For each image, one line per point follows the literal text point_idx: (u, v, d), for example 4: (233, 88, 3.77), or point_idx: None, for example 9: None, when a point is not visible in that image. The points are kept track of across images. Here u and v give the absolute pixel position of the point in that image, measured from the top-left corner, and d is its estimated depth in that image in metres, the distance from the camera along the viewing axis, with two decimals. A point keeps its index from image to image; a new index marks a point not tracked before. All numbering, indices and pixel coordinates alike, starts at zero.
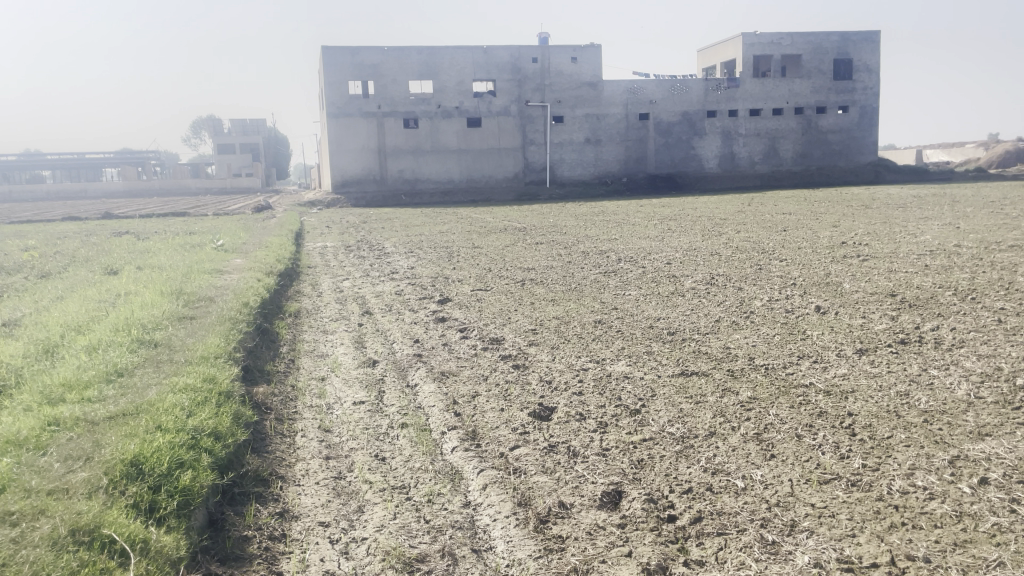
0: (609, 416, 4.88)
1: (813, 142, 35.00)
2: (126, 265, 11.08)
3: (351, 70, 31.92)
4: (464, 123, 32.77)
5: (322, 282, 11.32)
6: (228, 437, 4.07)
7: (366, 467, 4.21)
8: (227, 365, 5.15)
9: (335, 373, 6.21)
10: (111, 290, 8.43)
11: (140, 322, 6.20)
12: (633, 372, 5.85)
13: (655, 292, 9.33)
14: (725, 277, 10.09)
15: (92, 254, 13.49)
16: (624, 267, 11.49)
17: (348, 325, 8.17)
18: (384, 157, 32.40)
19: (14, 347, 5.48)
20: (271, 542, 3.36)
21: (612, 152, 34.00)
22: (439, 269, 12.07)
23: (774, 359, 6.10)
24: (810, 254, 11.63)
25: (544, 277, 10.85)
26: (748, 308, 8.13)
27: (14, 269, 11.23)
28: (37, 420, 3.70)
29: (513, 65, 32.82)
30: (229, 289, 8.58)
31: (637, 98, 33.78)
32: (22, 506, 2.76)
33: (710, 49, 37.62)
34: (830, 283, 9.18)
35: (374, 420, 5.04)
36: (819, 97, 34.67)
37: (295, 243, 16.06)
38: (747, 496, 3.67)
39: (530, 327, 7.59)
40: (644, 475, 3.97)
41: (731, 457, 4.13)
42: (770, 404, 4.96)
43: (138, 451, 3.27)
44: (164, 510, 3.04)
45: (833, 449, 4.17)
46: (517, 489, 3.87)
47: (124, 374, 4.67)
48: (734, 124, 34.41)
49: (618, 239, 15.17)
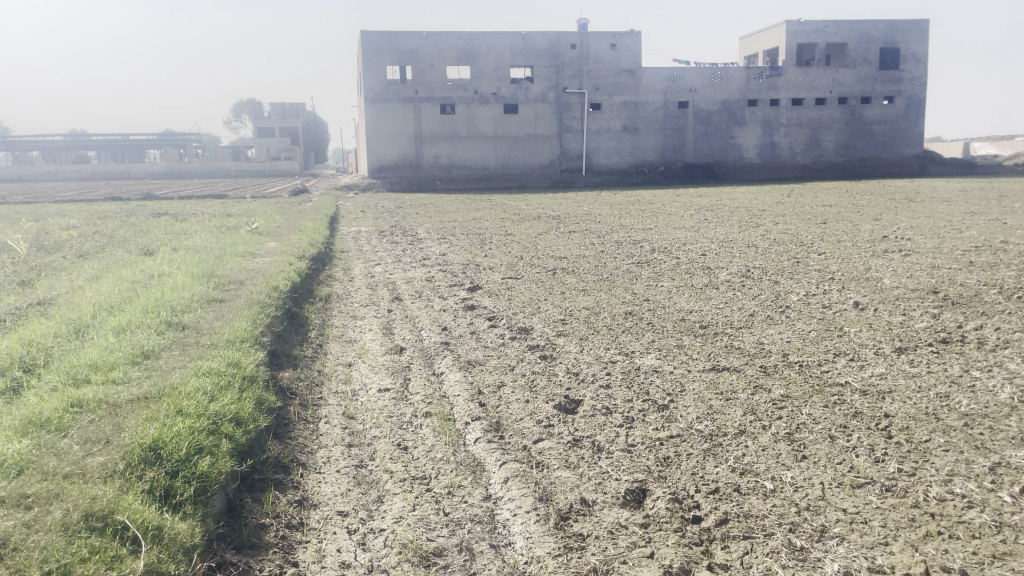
0: (635, 412, 4.78)
1: (856, 133, 34.29)
2: (162, 246, 11.19)
3: (390, 55, 31.95)
4: (501, 110, 32.63)
5: (354, 267, 11.34)
6: (250, 423, 4.04)
7: (387, 456, 4.17)
8: (253, 350, 5.14)
9: (361, 360, 6.19)
10: (146, 271, 8.50)
11: (170, 304, 6.22)
12: (663, 366, 5.74)
13: (688, 284, 9.18)
14: (762, 270, 9.89)
15: (130, 234, 13.65)
16: (658, 258, 11.33)
17: (377, 310, 8.17)
18: (420, 143, 32.47)
19: (46, 326, 5.54)
20: (288, 531, 3.33)
21: (650, 140, 33.62)
22: (471, 256, 12.01)
23: (809, 355, 5.95)
24: (851, 247, 11.35)
25: (576, 267, 10.74)
26: (784, 302, 7.95)
27: (54, 249, 11.41)
28: (61, 401, 3.71)
29: (551, 51, 32.52)
30: (260, 273, 8.60)
31: (676, 86, 33.29)
32: (38, 489, 2.75)
33: (752, 37, 36.94)
34: (870, 278, 8.95)
35: (398, 407, 5.01)
36: (863, 87, 33.90)
37: (329, 227, 16.12)
38: (776, 499, 3.55)
39: (559, 318, 7.49)
40: (670, 473, 3.87)
41: (760, 457, 4.02)
42: (803, 403, 4.82)
43: (157, 436, 3.26)
44: (180, 496, 3.02)
45: (868, 451, 4.02)
46: (538, 484, 3.80)
47: (150, 356, 4.69)
48: (776, 114, 33.82)
49: (653, 229, 14.99)
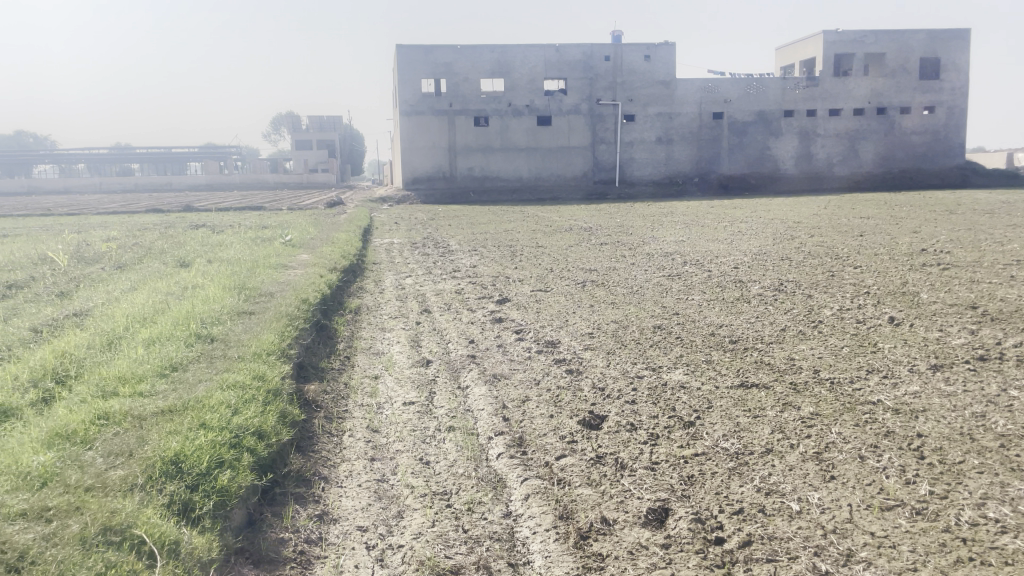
0: (661, 428, 4.72)
1: (896, 144, 33.76)
2: (197, 258, 11.38)
3: (424, 68, 32.23)
4: (534, 122, 32.70)
5: (385, 279, 11.42)
6: (273, 436, 4.07)
7: (409, 471, 4.16)
8: (279, 363, 5.19)
9: (387, 372, 6.21)
10: (180, 283, 8.64)
11: (200, 316, 6.31)
12: (690, 382, 5.67)
13: (719, 298, 9.08)
14: (795, 284, 9.76)
15: (167, 246, 13.90)
16: (689, 270, 11.24)
17: (406, 322, 8.21)
18: (454, 155, 32.68)
19: (81, 337, 5.65)
20: (307, 546, 3.33)
21: (685, 151, 33.42)
22: (501, 268, 12.03)
23: (841, 372, 5.83)
24: (888, 261, 11.14)
25: (606, 279, 10.69)
26: (816, 317, 7.82)
27: (93, 260, 11.64)
28: (88, 412, 3.78)
29: (585, 63, 32.52)
30: (290, 285, 8.69)
31: (711, 97, 33.07)
32: (58, 502, 2.79)
33: (789, 47, 36.59)
34: (906, 292, 8.78)
35: (423, 421, 5.01)
36: (903, 97, 33.38)
37: (362, 239, 16.27)
38: (802, 520, 3.47)
39: (587, 331, 7.45)
40: (694, 492, 3.81)
41: (787, 477, 3.93)
42: (833, 422, 4.72)
43: (179, 450, 3.31)
44: (199, 510, 3.06)
45: (898, 472, 3.92)
46: (559, 502, 3.77)
47: (178, 369, 4.75)
48: (813, 125, 33.42)
49: (685, 241, 14.88)
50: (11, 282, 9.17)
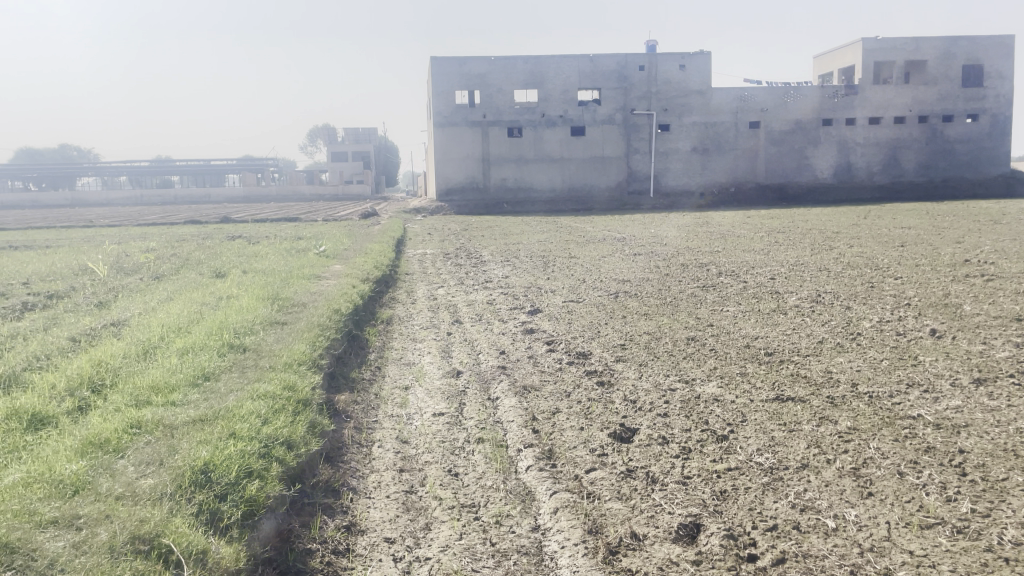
0: (693, 442, 4.64)
1: (937, 153, 33.15)
2: (232, 268, 11.53)
3: (458, 80, 32.43)
4: (568, 132, 32.69)
5: (417, 289, 11.46)
6: (302, 446, 4.09)
7: (438, 483, 4.15)
8: (309, 372, 5.21)
9: (418, 383, 6.21)
10: (215, 293, 8.75)
11: (233, 326, 6.36)
12: (724, 395, 5.57)
13: (755, 309, 8.96)
14: (833, 295, 9.60)
15: (204, 257, 14.11)
16: (724, 281, 11.11)
17: (437, 333, 8.22)
18: (487, 166, 32.81)
19: (117, 346, 5.74)
20: (334, 557, 3.32)
21: (720, 161, 33.14)
22: (534, 279, 12.01)
23: (879, 386, 5.69)
24: (930, 272, 10.91)
25: (639, 290, 10.60)
26: (855, 329, 7.67)
27: (132, 271, 11.85)
28: (121, 421, 3.83)
29: (619, 73, 32.43)
30: (323, 295, 8.76)
31: (747, 106, 32.76)
32: (89, 510, 2.82)
33: (827, 56, 36.16)
34: (948, 304, 8.57)
35: (452, 432, 4.99)
36: (945, 105, 32.77)
37: (396, 250, 16.36)
38: (837, 538, 3.38)
39: (619, 342, 7.39)
40: (726, 508, 3.74)
41: (823, 493, 3.84)
42: (871, 436, 4.60)
43: (209, 459, 3.35)
44: (227, 519, 3.08)
45: (939, 490, 3.80)
46: (588, 515, 3.72)
47: (210, 378, 4.80)
48: (852, 134, 32.94)
49: (721, 252, 14.72)
50: (53, 292, 9.36)
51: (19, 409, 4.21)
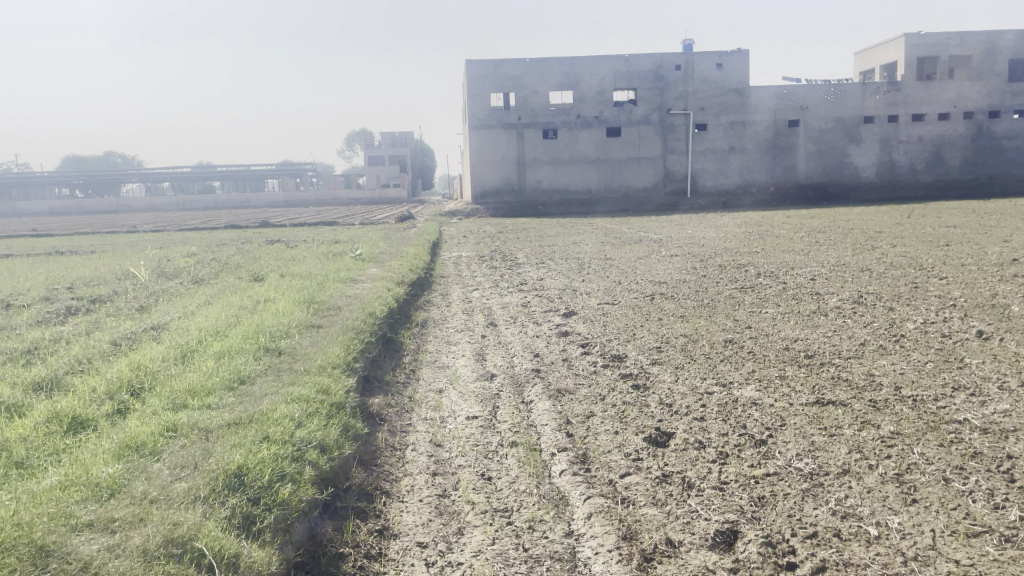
0: (731, 446, 4.56)
1: (983, 149, 32.36)
2: (270, 272, 11.65)
3: (493, 82, 32.48)
4: (604, 133, 32.54)
5: (452, 292, 11.47)
6: (335, 450, 4.10)
7: (471, 487, 4.13)
8: (343, 376, 5.23)
9: (452, 386, 6.20)
10: (253, 297, 8.84)
11: (269, 330, 6.42)
12: (763, 399, 5.47)
13: (795, 311, 8.80)
14: (875, 296, 9.39)
15: (243, 261, 14.29)
16: (763, 282, 10.94)
17: (471, 336, 8.21)
18: (522, 168, 32.81)
19: (156, 350, 5.82)
20: (366, 561, 3.31)
21: (759, 161, 32.70)
22: (569, 281, 11.95)
23: (923, 389, 5.54)
24: (976, 272, 10.62)
25: (675, 292, 10.48)
26: (898, 331, 7.49)
27: (173, 275, 12.05)
28: (157, 425, 3.88)
29: (655, 73, 32.19)
30: (359, 298, 8.80)
31: (786, 104, 32.28)
32: (124, 513, 2.85)
33: (868, 52, 35.52)
34: (996, 305, 8.33)
35: (485, 436, 4.96)
36: (991, 100, 31.98)
37: (431, 253, 16.42)
38: (880, 546, 3.28)
39: (655, 345, 7.31)
40: (764, 514, 3.66)
41: (864, 499, 3.74)
42: (915, 441, 4.48)
43: (242, 463, 3.38)
44: (260, 524, 3.11)
45: (986, 496, 3.68)
46: (623, 522, 3.66)
47: (246, 382, 4.84)
48: (894, 131, 32.28)
49: (759, 253, 14.51)
50: (97, 296, 9.56)
51: (60, 412, 4.29)
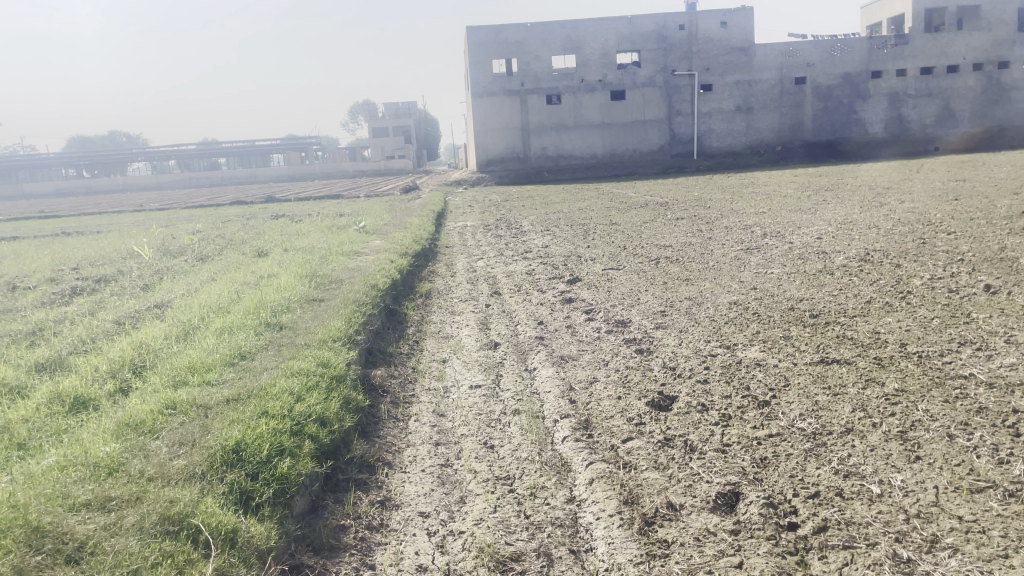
0: (734, 408, 4.54)
1: (993, 101, 31.94)
2: (274, 247, 11.61)
3: (495, 49, 32.17)
4: (608, 96, 32.19)
5: (457, 262, 11.42)
6: (336, 423, 4.10)
7: (473, 455, 4.13)
8: (344, 349, 5.22)
9: (455, 355, 6.20)
10: (257, 272, 8.82)
11: (271, 305, 6.43)
12: (766, 360, 5.44)
13: (801, 271, 8.72)
14: (883, 253, 9.30)
15: (248, 237, 14.26)
16: (769, 242, 10.85)
17: (475, 305, 8.18)
18: (527, 135, 32.57)
19: (159, 328, 5.82)
20: (368, 532, 3.32)
21: (766, 120, 32.30)
22: (574, 247, 11.89)
23: (930, 345, 5.49)
24: (984, 225, 10.51)
25: (681, 255, 10.39)
26: (905, 287, 7.42)
27: (177, 253, 12.03)
28: (156, 402, 3.89)
29: (659, 34, 31.75)
30: (361, 271, 8.78)
31: (792, 61, 31.82)
32: (121, 492, 2.87)
33: (875, 5, 34.93)
34: (1004, 258, 8.23)
35: (488, 405, 4.96)
36: (1001, 51, 31.52)
37: (436, 224, 16.33)
38: (883, 504, 3.25)
39: (659, 309, 7.27)
40: (767, 476, 3.64)
41: (867, 458, 3.72)
42: (920, 398, 4.44)
43: (240, 438, 3.38)
44: (259, 498, 3.13)
45: (990, 452, 3.64)
46: (625, 486, 3.66)
47: (246, 357, 4.85)
48: (902, 85, 31.80)
49: (766, 213, 14.38)
50: (101, 276, 9.56)
51: (62, 392, 4.31)
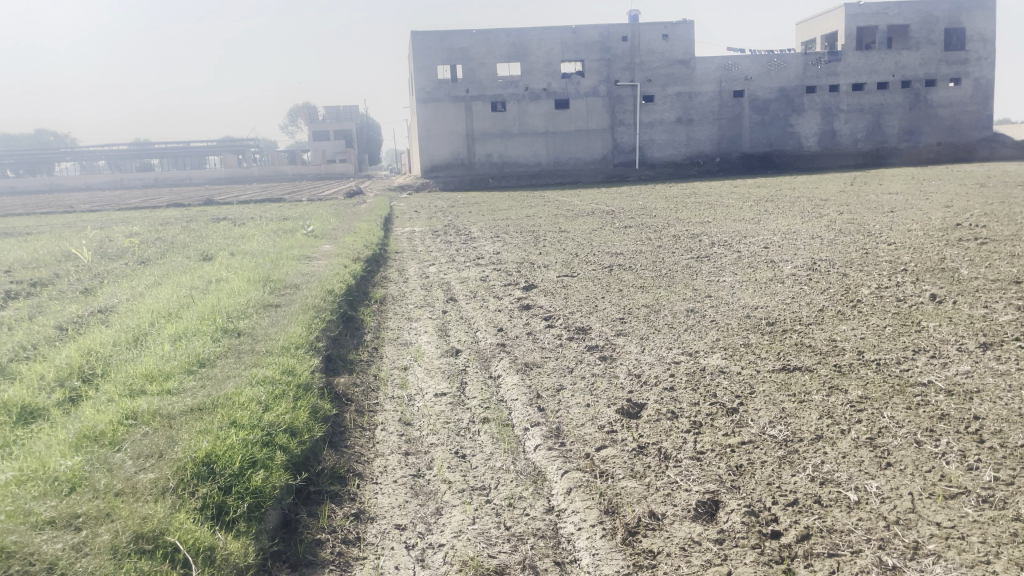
0: (703, 416, 4.55)
1: (921, 117, 33.22)
2: (219, 251, 11.28)
3: (440, 54, 32.04)
4: (552, 105, 32.37)
5: (409, 268, 11.28)
6: (305, 433, 3.97)
7: (445, 465, 4.03)
8: (307, 356, 5.08)
9: (417, 362, 6.09)
10: (204, 276, 8.54)
11: (226, 310, 6.21)
12: (730, 367, 5.49)
13: (752, 279, 8.87)
14: (829, 262, 9.52)
15: (190, 240, 13.83)
16: (718, 251, 10.99)
17: (432, 312, 8.07)
18: (472, 141, 32.48)
19: (106, 334, 5.57)
20: (345, 546, 3.20)
21: (706, 131, 32.92)
22: (525, 254, 11.86)
23: (887, 353, 5.62)
24: (922, 236, 10.85)
25: (633, 263, 10.47)
26: (855, 296, 7.59)
27: (117, 256, 11.59)
28: (115, 413, 3.69)
29: (602, 44, 32.10)
30: (316, 276, 8.56)
31: (731, 75, 32.51)
32: (88, 508, 2.70)
33: (810, 22, 35.99)
34: (946, 269, 8.50)
35: (455, 413, 4.87)
36: (928, 69, 32.80)
37: (384, 229, 16.13)
38: (862, 511, 3.29)
39: (618, 316, 7.28)
40: (744, 483, 3.64)
41: (840, 464, 3.76)
42: (884, 405, 4.52)
43: (210, 450, 3.23)
44: (233, 513, 3.00)
45: (958, 458, 3.72)
46: (604, 495, 3.62)
47: (205, 365, 4.66)
48: (836, 100, 32.83)
49: (711, 222, 14.62)
50: (36, 279, 9.13)
51: (6, 402, 4.06)
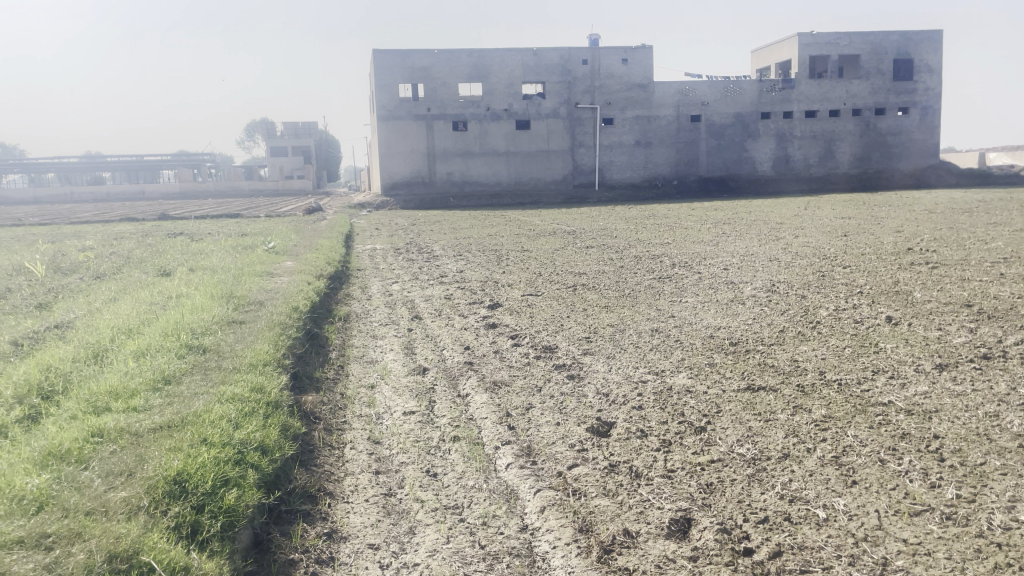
0: (672, 434, 4.60)
1: (871, 144, 34.16)
2: (178, 267, 11.08)
3: (402, 73, 32.06)
4: (513, 125, 32.60)
5: (371, 285, 11.22)
6: (276, 451, 3.92)
7: (417, 484, 4.01)
8: (275, 373, 5.01)
9: (384, 381, 6.05)
10: (164, 292, 8.38)
11: (189, 327, 6.10)
12: (696, 386, 5.56)
13: (714, 300, 9.00)
14: (788, 284, 9.70)
15: (147, 255, 13.57)
16: (679, 273, 11.15)
17: (397, 329, 8.03)
18: (432, 159, 32.51)
19: (65, 350, 5.43)
20: (319, 566, 3.17)
21: (664, 154, 33.43)
22: (488, 273, 11.87)
23: (847, 373, 5.75)
24: (876, 260, 11.11)
25: (596, 283, 10.55)
26: (814, 318, 7.75)
27: (71, 271, 11.32)
28: (81, 430, 3.60)
29: (563, 67, 32.48)
30: (279, 293, 8.46)
31: (688, 99, 33.11)
32: (59, 528, 2.64)
33: (765, 51, 36.88)
34: (900, 292, 8.72)
35: (425, 432, 4.83)
36: (877, 98, 33.77)
37: (346, 246, 16.01)
38: (831, 528, 3.36)
39: (583, 335, 7.33)
40: (715, 501, 3.69)
41: (808, 482, 3.83)
42: (847, 424, 4.62)
43: (181, 469, 3.18)
44: (206, 533, 2.95)
45: (921, 476, 3.82)
46: (577, 513, 3.63)
47: (171, 382, 4.57)
48: (789, 126, 33.64)
49: (671, 244, 14.82)
50: None
51: None
